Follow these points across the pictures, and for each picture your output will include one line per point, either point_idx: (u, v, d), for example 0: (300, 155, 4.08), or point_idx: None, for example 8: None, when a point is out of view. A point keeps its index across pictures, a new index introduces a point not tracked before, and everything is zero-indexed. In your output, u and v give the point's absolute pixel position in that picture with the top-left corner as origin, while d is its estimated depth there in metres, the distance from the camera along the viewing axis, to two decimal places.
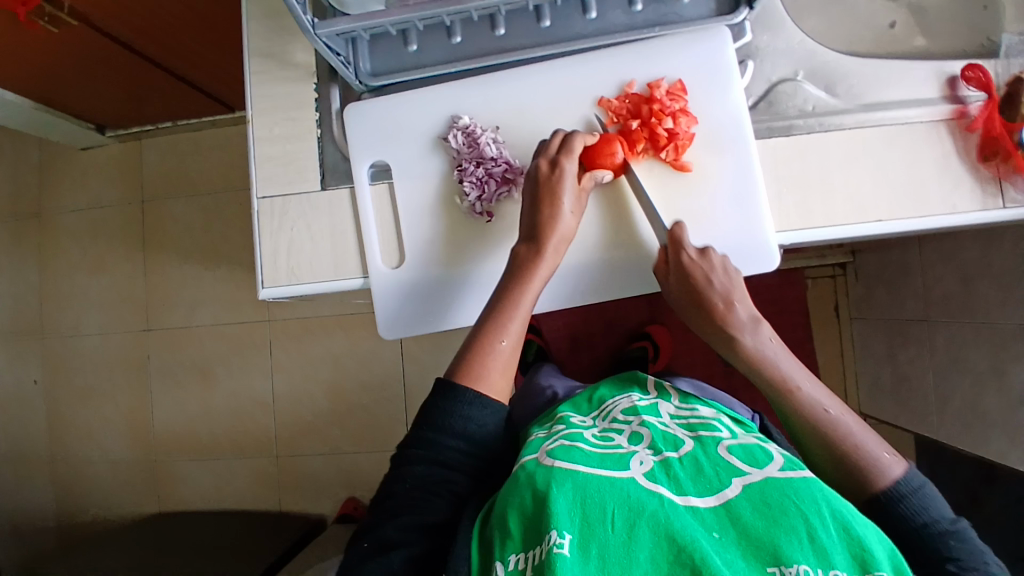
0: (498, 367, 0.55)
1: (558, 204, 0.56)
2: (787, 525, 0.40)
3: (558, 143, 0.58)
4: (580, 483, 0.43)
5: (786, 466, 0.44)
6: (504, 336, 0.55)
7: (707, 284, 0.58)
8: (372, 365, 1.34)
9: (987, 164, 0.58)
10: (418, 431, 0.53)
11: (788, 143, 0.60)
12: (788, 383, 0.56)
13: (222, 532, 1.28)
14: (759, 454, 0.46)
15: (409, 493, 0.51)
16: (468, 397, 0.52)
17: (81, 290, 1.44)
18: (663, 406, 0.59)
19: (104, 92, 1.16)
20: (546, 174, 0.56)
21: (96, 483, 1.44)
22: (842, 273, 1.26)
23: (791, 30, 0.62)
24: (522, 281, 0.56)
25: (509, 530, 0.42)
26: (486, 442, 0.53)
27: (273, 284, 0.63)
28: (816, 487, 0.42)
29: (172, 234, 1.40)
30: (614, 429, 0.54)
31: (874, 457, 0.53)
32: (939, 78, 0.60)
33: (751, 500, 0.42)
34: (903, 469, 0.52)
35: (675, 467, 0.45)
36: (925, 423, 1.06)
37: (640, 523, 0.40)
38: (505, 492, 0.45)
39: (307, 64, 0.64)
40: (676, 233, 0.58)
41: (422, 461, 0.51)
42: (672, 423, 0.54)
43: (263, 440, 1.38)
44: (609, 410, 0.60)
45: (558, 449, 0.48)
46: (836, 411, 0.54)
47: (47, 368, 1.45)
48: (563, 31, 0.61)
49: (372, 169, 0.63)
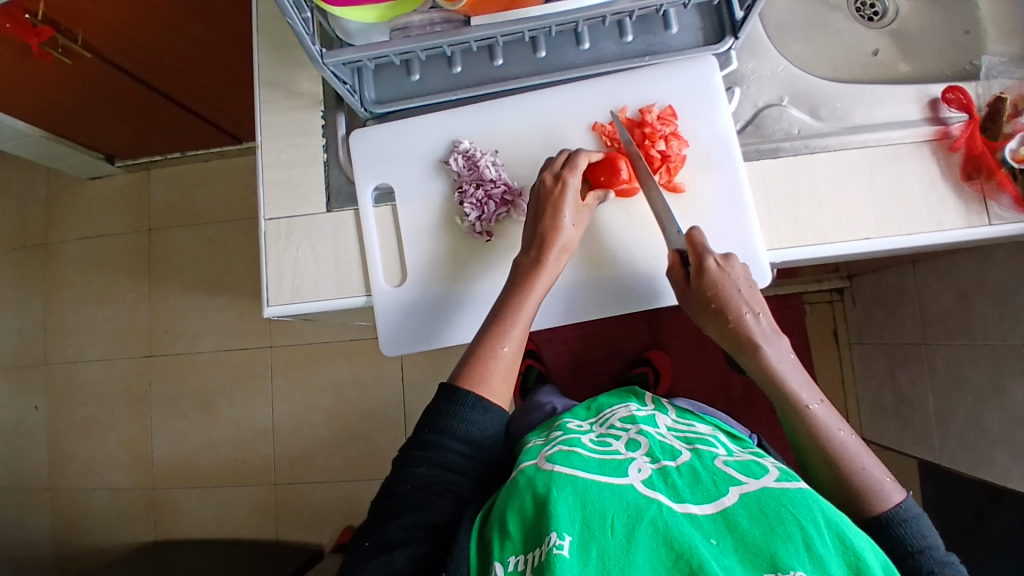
0: (500, 371, 0.56)
1: (559, 216, 0.58)
2: (784, 532, 0.40)
3: (562, 160, 0.60)
4: (580, 487, 0.44)
5: (782, 477, 0.45)
6: (505, 341, 0.56)
7: (733, 292, 0.57)
8: (374, 391, 1.34)
9: (971, 182, 0.60)
10: (420, 433, 0.54)
11: (776, 164, 0.62)
12: (798, 400, 0.57)
13: (219, 562, 1.26)
14: (756, 466, 0.47)
15: (411, 493, 0.51)
16: (469, 400, 0.54)
17: (85, 318, 1.45)
18: (660, 418, 0.60)
19: (116, 125, 1.19)
20: (549, 188, 0.58)
21: (93, 513, 1.42)
22: (839, 297, 1.28)
23: (774, 59, 0.66)
24: (522, 290, 0.57)
25: (509, 531, 0.43)
26: (487, 447, 0.55)
27: (277, 304, 0.64)
28: (812, 497, 0.42)
29: (178, 262, 1.42)
30: (612, 436, 0.55)
31: (876, 483, 0.53)
32: (921, 101, 0.63)
33: (749, 508, 0.42)
34: (903, 496, 0.52)
35: (673, 476, 0.46)
36: (927, 444, 1.06)
37: (638, 528, 0.41)
38: (506, 494, 0.47)
39: (315, 93, 0.67)
40: (693, 238, 0.58)
41: (426, 462, 0.52)
42: (669, 434, 0.55)
43: (263, 468, 1.37)
44: (607, 418, 0.62)
45: (557, 455, 0.49)
46: (844, 436, 0.55)
47: (49, 396, 1.45)
48: (558, 61, 0.64)
49: (375, 192, 0.65)
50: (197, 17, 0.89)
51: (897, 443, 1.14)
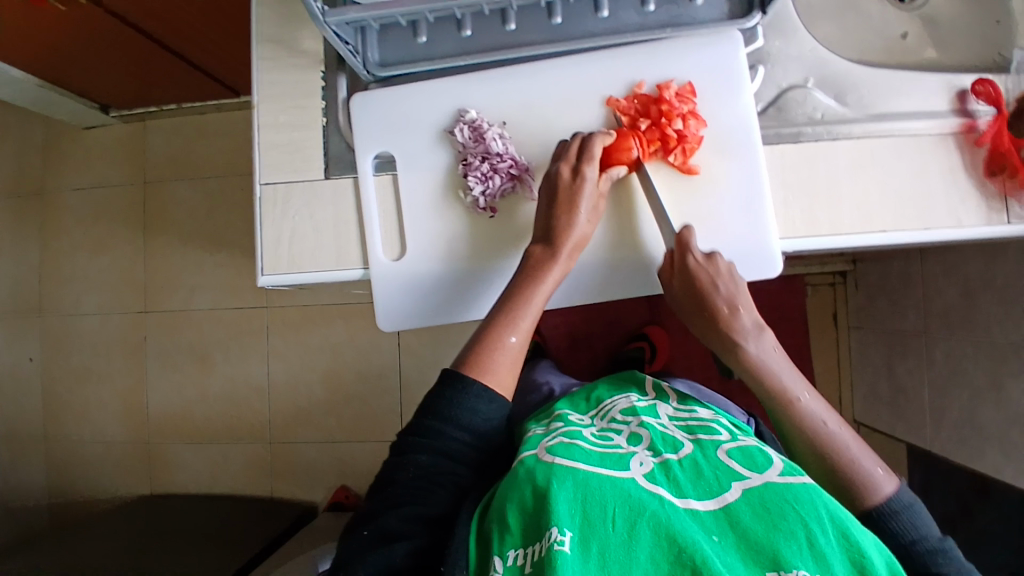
0: (506, 362, 0.55)
1: (575, 212, 0.56)
2: (786, 529, 0.39)
3: (577, 147, 0.57)
4: (581, 480, 0.43)
5: (785, 471, 0.44)
6: (514, 332, 0.55)
7: (712, 288, 0.57)
8: (370, 356, 1.34)
9: (993, 180, 0.58)
10: (422, 419, 0.53)
11: (796, 150, 0.60)
12: (787, 395, 0.56)
13: (216, 516, 1.28)
14: (759, 456, 0.46)
15: (412, 482, 0.50)
16: (474, 389, 0.53)
17: (80, 270, 1.43)
18: (661, 407, 0.60)
19: (112, 74, 1.15)
20: (568, 180, 0.56)
21: (89, 463, 1.44)
22: (842, 281, 1.26)
23: (803, 38, 0.62)
24: (535, 278, 0.56)
25: (508, 524, 0.43)
26: (489, 436, 0.54)
27: (274, 272, 0.62)
28: (815, 492, 0.41)
29: (174, 217, 1.40)
30: (614, 429, 0.55)
31: (868, 473, 0.53)
32: (947, 93, 0.60)
33: (752, 504, 0.41)
34: (895, 486, 0.52)
35: (675, 469, 0.46)
36: (919, 435, 1.06)
37: (640, 523, 0.40)
38: (506, 486, 0.46)
39: (316, 51, 0.64)
40: (682, 237, 0.57)
41: (428, 450, 0.51)
42: (671, 424, 0.55)
43: (258, 426, 1.38)
44: (608, 410, 0.61)
45: (557, 446, 0.48)
46: (834, 429, 0.55)
47: (44, 346, 1.45)
48: (574, 29, 0.60)
49: (376, 161, 0.63)
50: None
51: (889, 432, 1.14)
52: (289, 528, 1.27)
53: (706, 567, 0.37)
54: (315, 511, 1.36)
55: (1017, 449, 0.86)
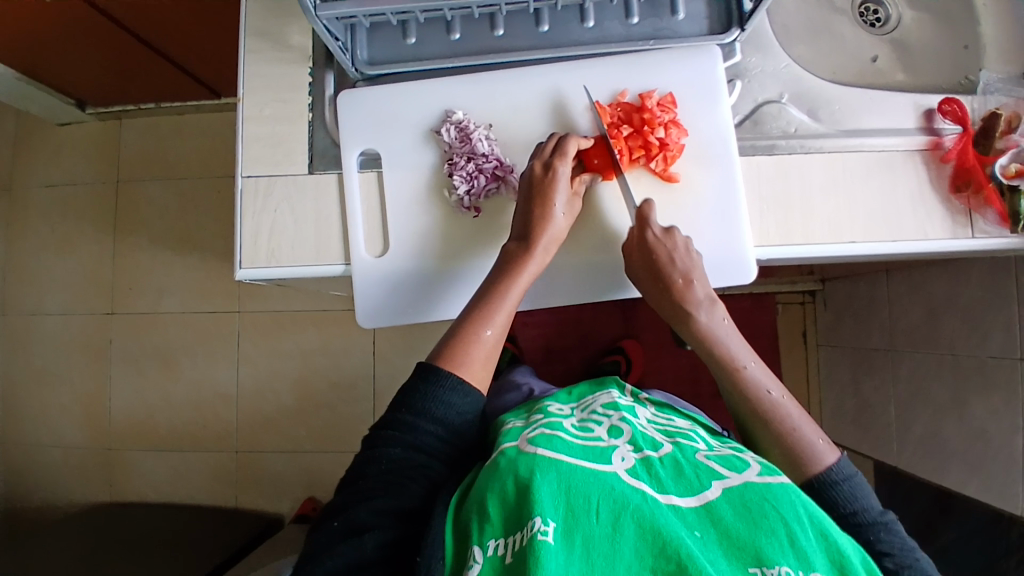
0: (480, 356, 0.55)
1: (549, 206, 0.57)
2: (768, 527, 0.40)
3: (552, 145, 0.59)
4: (564, 472, 0.44)
5: (764, 472, 0.45)
6: (489, 326, 0.56)
7: (668, 262, 0.58)
8: (344, 364, 1.32)
9: (959, 196, 0.61)
10: (396, 413, 0.52)
11: (771, 161, 0.62)
12: (735, 360, 0.59)
13: (176, 527, 1.23)
14: (737, 461, 0.48)
15: (384, 475, 0.50)
16: (450, 382, 0.53)
17: (43, 270, 1.39)
18: (641, 409, 0.60)
19: (88, 67, 1.12)
20: (540, 175, 0.57)
21: (43, 469, 1.38)
22: (811, 300, 1.30)
23: (778, 55, 0.65)
24: (509, 275, 0.56)
25: (489, 515, 0.42)
26: (462, 430, 0.53)
27: (251, 265, 0.61)
28: (794, 493, 0.43)
29: (144, 217, 1.36)
30: (594, 421, 0.55)
31: (811, 444, 0.55)
32: (917, 111, 0.63)
33: (733, 502, 0.42)
34: (837, 457, 0.54)
35: (656, 466, 0.46)
36: (884, 448, 1.09)
37: (623, 515, 0.40)
38: (486, 478, 0.46)
39: (304, 47, 0.64)
40: (642, 210, 0.58)
41: (400, 443, 0.51)
42: (650, 425, 0.55)
43: (224, 434, 1.34)
44: (590, 403, 0.61)
45: (540, 438, 0.49)
46: (777, 399, 0.57)
47: (1, 347, 1.39)
48: (561, 37, 0.62)
49: (362, 157, 0.63)
50: None
51: (855, 447, 1.17)
52: (226, 560, 1.16)
53: (692, 561, 0.37)
54: (279, 522, 1.32)
55: (980, 462, 0.89)
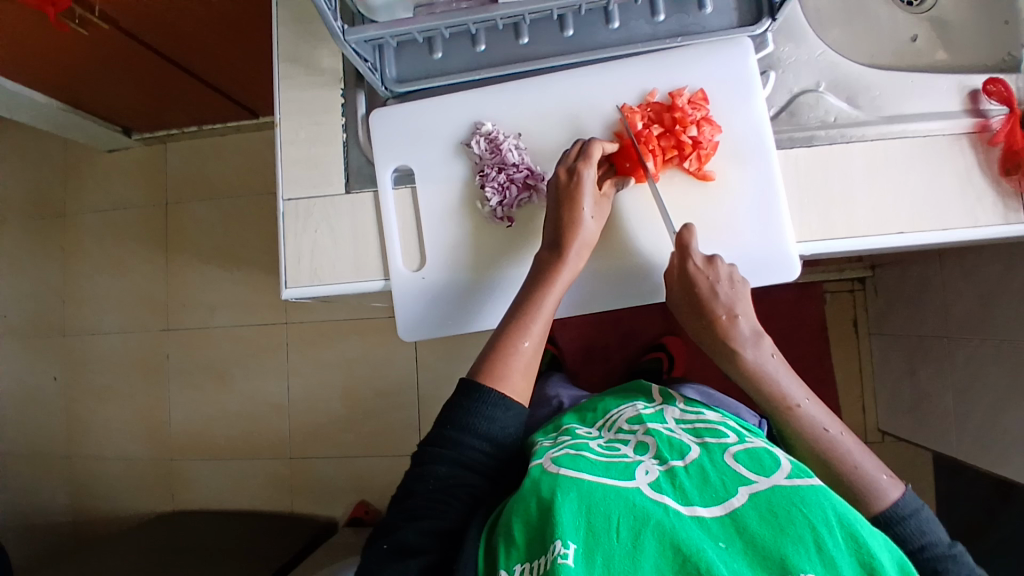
0: (519, 367, 0.56)
1: (578, 209, 0.57)
2: (794, 534, 0.39)
3: (576, 151, 0.58)
4: (585, 490, 0.44)
5: (793, 473, 0.44)
6: (526, 337, 0.56)
7: (711, 294, 0.57)
8: (385, 370, 1.35)
9: (1008, 179, 0.58)
10: (441, 430, 0.54)
11: (810, 153, 0.60)
12: (786, 399, 0.57)
13: (234, 533, 1.29)
14: (766, 459, 0.46)
15: (430, 494, 0.51)
16: (491, 398, 0.54)
17: (101, 291, 1.47)
18: (669, 412, 0.60)
19: (134, 96, 1.18)
20: (565, 181, 0.57)
21: (111, 480, 1.46)
22: (861, 286, 1.25)
23: (813, 42, 0.63)
24: (544, 286, 0.57)
25: (514, 538, 0.43)
26: (506, 444, 0.54)
27: (296, 284, 0.64)
28: (823, 494, 0.42)
29: (192, 237, 1.43)
30: (621, 440, 0.55)
31: (873, 481, 0.54)
32: (961, 92, 0.61)
33: (758, 509, 0.42)
34: (901, 492, 0.53)
35: (680, 477, 0.46)
36: (943, 440, 1.05)
37: (644, 532, 0.41)
38: (513, 500, 0.47)
39: (335, 70, 0.65)
40: (682, 238, 0.57)
41: (446, 460, 0.52)
42: (679, 428, 0.55)
43: (276, 442, 1.39)
44: (615, 419, 0.61)
45: (563, 458, 0.49)
46: (834, 435, 0.56)
47: (67, 365, 1.48)
48: (586, 40, 0.62)
49: (395, 174, 0.64)
50: None
51: (913, 439, 1.13)
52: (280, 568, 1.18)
53: None
54: (333, 526, 1.36)
55: None
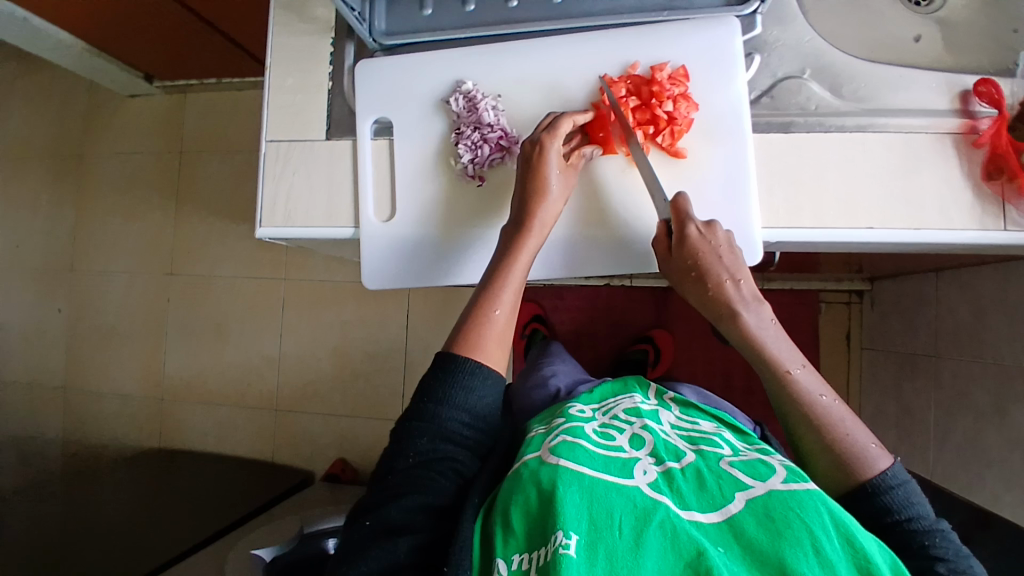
0: (492, 337, 0.56)
1: (544, 181, 0.57)
2: (792, 537, 0.41)
3: (546, 123, 0.59)
4: (586, 485, 0.46)
5: (789, 478, 0.46)
6: (498, 305, 0.57)
7: (713, 259, 0.56)
8: (377, 336, 1.37)
9: (990, 183, 0.58)
10: (420, 404, 0.54)
11: (785, 139, 0.60)
12: (781, 365, 0.56)
13: (216, 477, 1.33)
14: (761, 467, 0.49)
15: (412, 471, 0.52)
16: (468, 367, 0.54)
17: (111, 233, 1.51)
18: (664, 414, 0.62)
19: (155, 43, 1.21)
20: (530, 153, 0.58)
21: (105, 416, 1.51)
22: (858, 300, 1.24)
23: (801, 28, 0.62)
24: (512, 253, 0.58)
25: (514, 528, 0.45)
26: (487, 415, 0.55)
27: (270, 225, 0.65)
28: (819, 500, 0.43)
29: (203, 187, 1.46)
30: (615, 427, 0.57)
31: (863, 449, 0.53)
32: (950, 90, 0.60)
33: (756, 514, 0.43)
34: (891, 463, 0.52)
35: (678, 480, 0.48)
36: (921, 457, 1.04)
37: (646, 527, 0.42)
38: (510, 487, 0.48)
39: (327, 20, 0.66)
40: (678, 205, 0.56)
41: (426, 435, 0.53)
42: (673, 432, 0.57)
43: (266, 395, 1.42)
44: (611, 407, 0.63)
45: (562, 447, 0.51)
46: (828, 402, 0.55)
47: (73, 301, 1.53)
48: (574, 8, 0.63)
49: (375, 126, 0.65)
50: None
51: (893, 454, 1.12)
52: (256, 509, 1.24)
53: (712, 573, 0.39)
54: (313, 480, 1.39)
55: (1017, 475, 0.83)
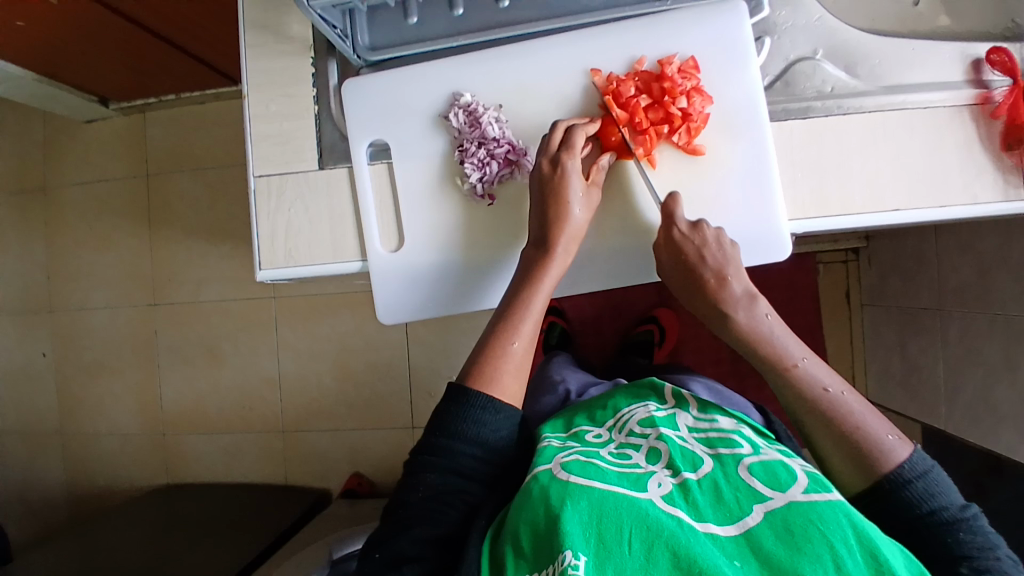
0: (511, 368, 0.54)
1: (565, 204, 0.54)
2: (812, 553, 0.38)
3: (558, 138, 0.56)
4: (597, 499, 0.43)
5: (810, 487, 0.43)
6: (515, 338, 0.54)
7: (699, 260, 0.56)
8: (376, 346, 1.34)
9: (1011, 153, 0.56)
10: (430, 437, 0.52)
11: (805, 125, 0.57)
12: (785, 360, 0.55)
13: (229, 506, 1.30)
14: (782, 472, 0.45)
15: (421, 504, 0.50)
16: (480, 402, 0.52)
17: (86, 266, 1.44)
18: (681, 418, 0.55)
19: (107, 65, 1.13)
20: (548, 174, 0.55)
21: (105, 455, 1.46)
22: (855, 257, 1.24)
23: (812, 6, 0.59)
24: (531, 282, 0.55)
25: (523, 547, 0.42)
26: (501, 447, 0.52)
27: (271, 267, 0.61)
28: (842, 511, 0.40)
29: (176, 210, 1.39)
30: (631, 446, 0.52)
31: (879, 441, 0.52)
32: (963, 63, 0.57)
33: (775, 527, 0.40)
34: (909, 452, 0.51)
35: (694, 491, 0.44)
36: (932, 412, 1.05)
37: (657, 546, 0.40)
38: (520, 504, 0.46)
39: (305, 38, 0.62)
40: (670, 206, 0.56)
41: (436, 469, 0.50)
42: (691, 437, 0.51)
43: (270, 417, 1.39)
44: (626, 420, 0.56)
45: (573, 464, 0.47)
46: (836, 394, 0.53)
47: (55, 342, 1.46)
48: (570, 4, 0.58)
49: (371, 149, 0.61)
50: None
51: (902, 409, 1.13)
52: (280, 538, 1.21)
53: None
54: (329, 497, 1.37)
55: None
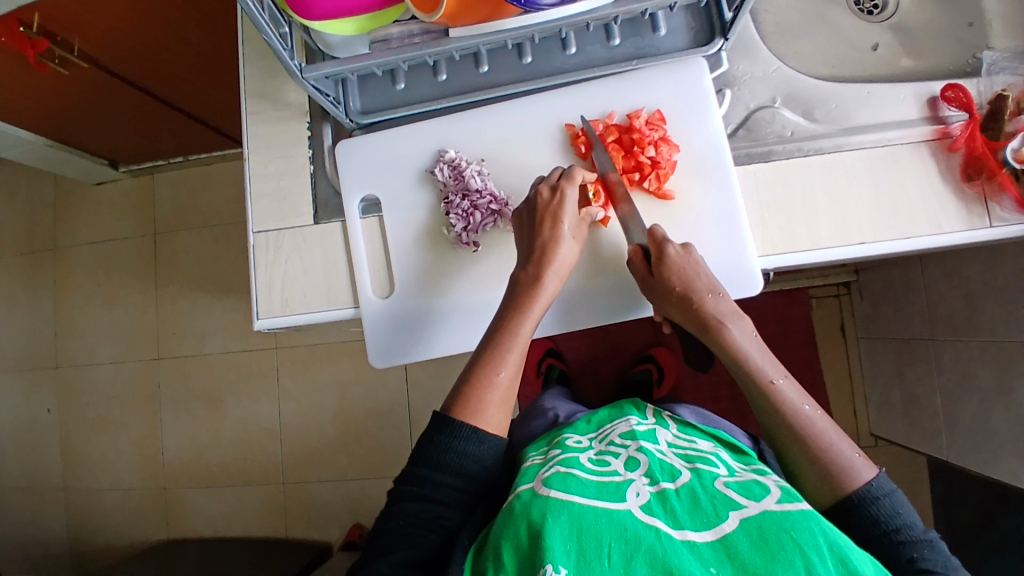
0: (496, 400, 0.55)
1: (558, 225, 0.57)
2: (785, 559, 0.39)
3: (558, 175, 0.60)
4: (576, 514, 0.45)
5: (783, 498, 0.45)
6: (502, 369, 0.56)
7: (695, 275, 0.57)
8: (378, 393, 1.35)
9: (971, 185, 0.59)
10: (412, 467, 0.54)
11: (768, 168, 0.61)
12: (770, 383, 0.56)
13: (229, 561, 1.28)
14: (756, 488, 0.47)
15: (401, 529, 0.51)
16: (463, 432, 0.53)
17: (93, 323, 1.47)
18: (660, 433, 0.59)
19: (119, 129, 1.20)
20: (547, 199, 0.58)
21: (106, 511, 1.45)
22: (846, 291, 1.25)
23: (766, 59, 0.64)
24: (521, 310, 0.56)
25: (504, 563, 0.43)
26: (482, 476, 0.54)
27: (268, 315, 0.64)
28: (814, 520, 0.42)
29: (182, 265, 1.43)
30: (611, 453, 0.55)
31: (848, 459, 0.52)
32: (918, 100, 0.61)
33: (750, 534, 0.42)
34: (874, 473, 0.52)
35: (672, 500, 0.46)
36: (933, 440, 1.04)
37: (636, 558, 0.41)
38: (501, 523, 0.47)
39: (301, 103, 0.67)
40: (654, 234, 0.58)
41: (417, 497, 0.53)
42: (669, 450, 0.55)
43: (271, 468, 1.38)
44: (607, 433, 0.61)
45: (554, 478, 0.50)
46: (810, 414, 0.54)
47: (60, 398, 1.48)
48: (545, 66, 0.63)
49: (363, 204, 0.65)
50: (191, 22, 0.89)
51: (904, 440, 1.13)
52: None
53: None
54: (329, 551, 1.34)
55: None
